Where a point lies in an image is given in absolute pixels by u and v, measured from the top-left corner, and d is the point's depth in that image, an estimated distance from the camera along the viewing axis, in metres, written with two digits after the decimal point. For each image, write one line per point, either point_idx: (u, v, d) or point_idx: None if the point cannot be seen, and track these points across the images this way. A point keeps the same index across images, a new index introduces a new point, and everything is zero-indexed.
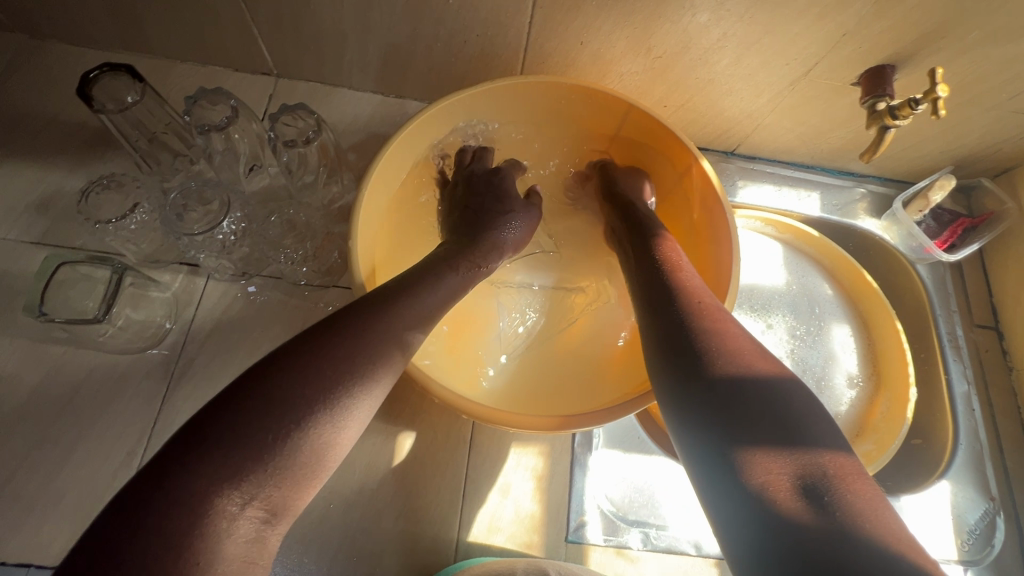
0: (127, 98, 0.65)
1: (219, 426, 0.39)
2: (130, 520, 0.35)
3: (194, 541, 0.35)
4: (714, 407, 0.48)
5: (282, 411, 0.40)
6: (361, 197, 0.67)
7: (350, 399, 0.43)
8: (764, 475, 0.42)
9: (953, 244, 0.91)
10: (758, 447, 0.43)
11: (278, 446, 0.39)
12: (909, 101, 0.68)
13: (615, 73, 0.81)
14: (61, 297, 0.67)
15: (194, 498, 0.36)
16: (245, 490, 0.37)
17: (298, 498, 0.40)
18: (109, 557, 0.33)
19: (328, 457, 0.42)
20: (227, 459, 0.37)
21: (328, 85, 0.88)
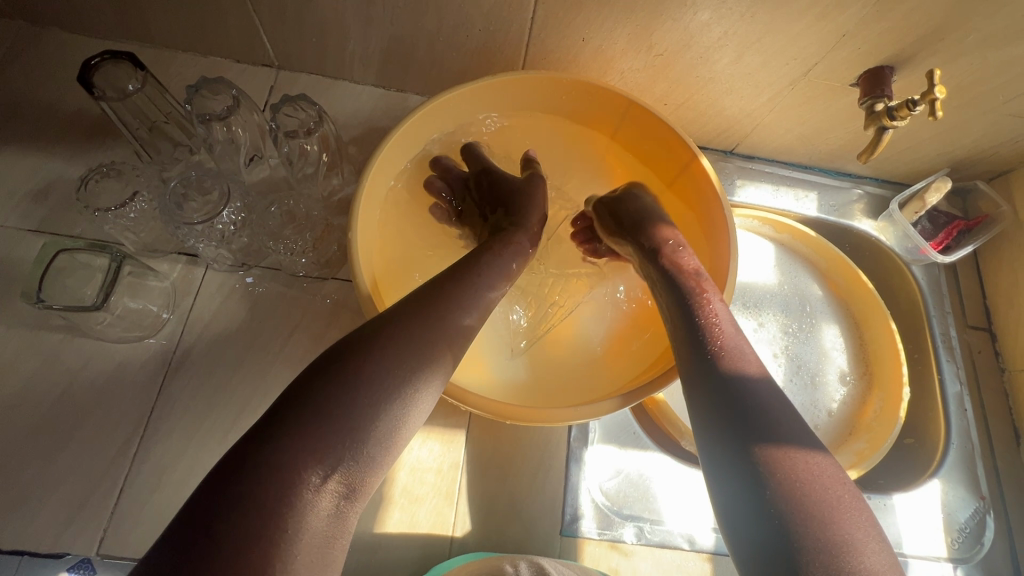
0: (127, 87, 0.65)
1: (294, 422, 0.39)
2: (225, 497, 0.35)
3: (277, 535, 0.35)
4: (713, 408, 0.49)
5: (352, 409, 0.41)
6: (361, 188, 0.67)
7: (417, 382, 0.45)
8: (771, 470, 0.43)
9: (948, 245, 0.91)
10: (767, 444, 0.45)
11: (358, 423, 0.41)
12: (907, 102, 0.69)
13: (616, 71, 0.82)
14: (59, 284, 0.67)
15: (284, 473, 0.37)
16: (321, 485, 0.38)
17: (374, 475, 0.42)
18: (210, 527, 0.34)
19: (401, 436, 0.44)
20: (311, 435, 0.39)
21: (329, 78, 0.88)
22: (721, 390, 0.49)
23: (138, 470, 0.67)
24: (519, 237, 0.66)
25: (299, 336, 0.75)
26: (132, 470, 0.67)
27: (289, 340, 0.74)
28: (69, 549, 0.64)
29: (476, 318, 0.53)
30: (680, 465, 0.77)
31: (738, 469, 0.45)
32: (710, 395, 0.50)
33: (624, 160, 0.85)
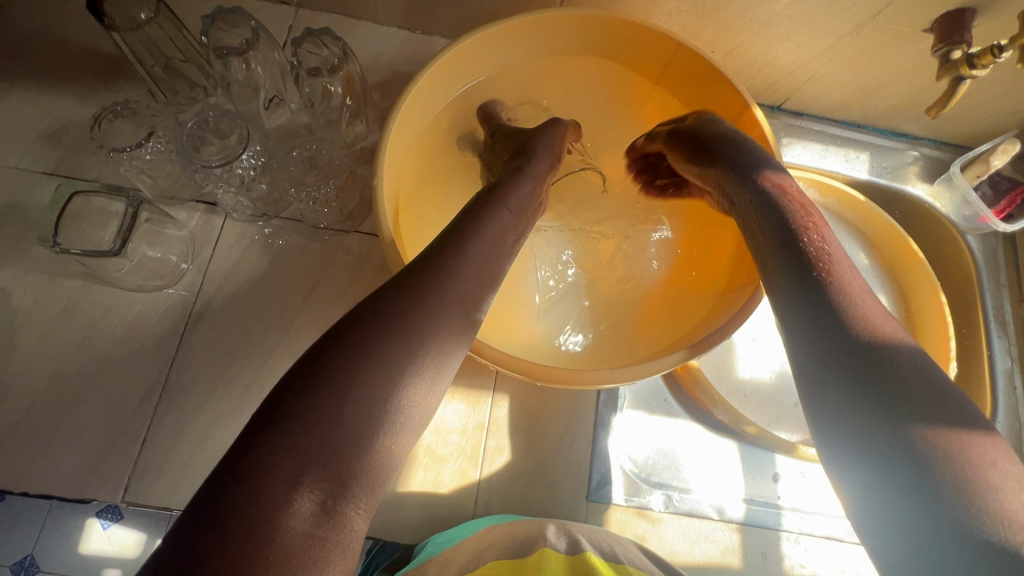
0: (139, 16, 0.61)
1: (289, 414, 0.36)
2: (206, 526, 0.31)
3: (275, 544, 0.32)
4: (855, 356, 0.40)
5: (351, 394, 0.37)
6: (388, 131, 0.63)
7: (408, 375, 0.40)
8: (943, 466, 0.34)
9: (1010, 214, 0.84)
10: (926, 432, 0.36)
11: (346, 427, 0.36)
12: (993, 48, 0.62)
13: (661, 12, 0.75)
14: (76, 229, 0.64)
15: (267, 493, 0.33)
16: (326, 480, 0.35)
17: (373, 485, 0.37)
18: (194, 559, 0.30)
19: (395, 438, 0.39)
20: (293, 447, 0.35)
21: (351, 17, 0.82)
22: (857, 358, 0.40)
23: (161, 419, 0.66)
24: (523, 186, 0.59)
25: (322, 290, 0.72)
26: (156, 419, 0.66)
27: (311, 294, 0.72)
28: (96, 495, 0.64)
29: (484, 282, 0.48)
30: (710, 434, 0.75)
31: (891, 462, 0.36)
32: (850, 362, 0.40)
33: (664, 112, 0.80)
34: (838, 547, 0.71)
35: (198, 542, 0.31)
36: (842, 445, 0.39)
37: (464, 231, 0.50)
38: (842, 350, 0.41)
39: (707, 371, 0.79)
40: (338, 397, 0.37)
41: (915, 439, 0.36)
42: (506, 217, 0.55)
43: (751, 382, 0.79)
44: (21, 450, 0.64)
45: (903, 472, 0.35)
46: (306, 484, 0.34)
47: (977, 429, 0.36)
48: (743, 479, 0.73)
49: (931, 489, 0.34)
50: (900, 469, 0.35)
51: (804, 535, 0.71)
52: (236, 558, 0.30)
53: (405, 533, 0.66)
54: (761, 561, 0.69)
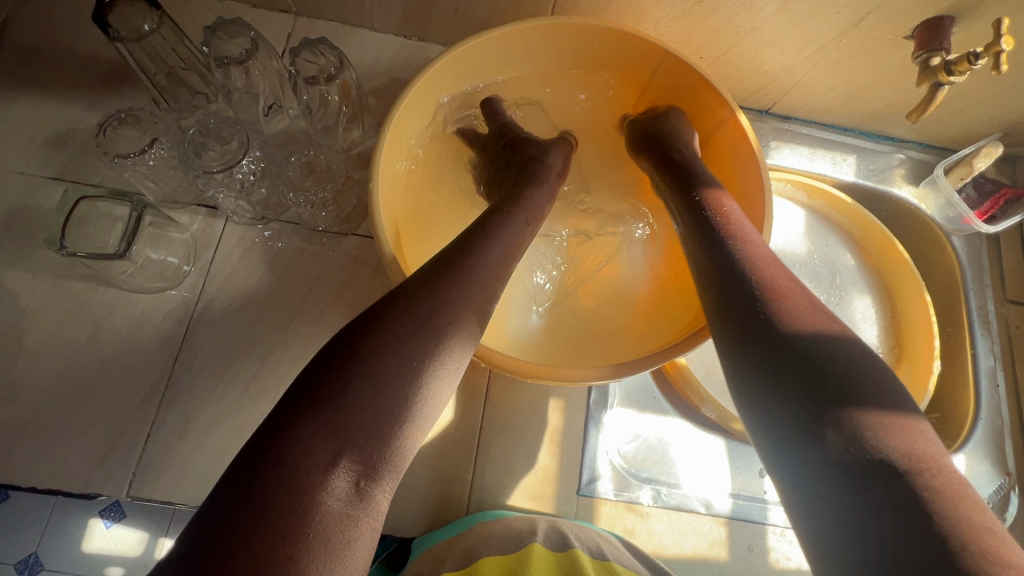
0: (142, 27, 0.63)
1: (326, 399, 0.39)
2: (250, 496, 0.34)
3: (315, 517, 0.35)
4: (798, 366, 0.41)
5: (382, 382, 0.40)
6: (383, 137, 0.64)
7: (432, 362, 0.43)
8: (871, 464, 0.35)
9: (994, 215, 0.87)
10: (847, 416, 0.38)
11: (377, 411, 0.39)
12: (969, 55, 0.64)
13: (649, 19, 0.78)
14: (81, 232, 0.66)
15: (307, 470, 0.36)
16: (358, 462, 0.38)
17: (396, 464, 0.40)
18: (240, 527, 0.33)
19: (417, 421, 0.42)
20: (329, 429, 0.38)
21: (348, 25, 0.85)
22: (788, 349, 0.43)
23: (164, 417, 0.68)
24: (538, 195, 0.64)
25: (320, 291, 0.74)
26: (159, 416, 0.68)
27: (309, 295, 0.74)
28: (100, 490, 0.66)
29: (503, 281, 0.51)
30: (698, 430, 0.77)
31: (813, 444, 0.38)
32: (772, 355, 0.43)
33: None
34: None
35: (243, 514, 0.34)
36: (769, 431, 0.42)
37: (486, 232, 0.54)
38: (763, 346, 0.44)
39: (696, 370, 0.81)
40: (370, 384, 0.40)
41: (836, 424, 0.38)
42: (523, 222, 0.58)
43: None
44: (29, 447, 0.66)
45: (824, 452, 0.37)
46: (340, 465, 0.37)
47: (898, 413, 0.38)
48: (730, 474, 0.75)
49: (847, 468, 0.36)
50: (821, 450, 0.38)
51: (790, 529, 0.72)
52: (278, 531, 0.34)
53: (400, 527, 0.68)
54: (748, 554, 0.71)
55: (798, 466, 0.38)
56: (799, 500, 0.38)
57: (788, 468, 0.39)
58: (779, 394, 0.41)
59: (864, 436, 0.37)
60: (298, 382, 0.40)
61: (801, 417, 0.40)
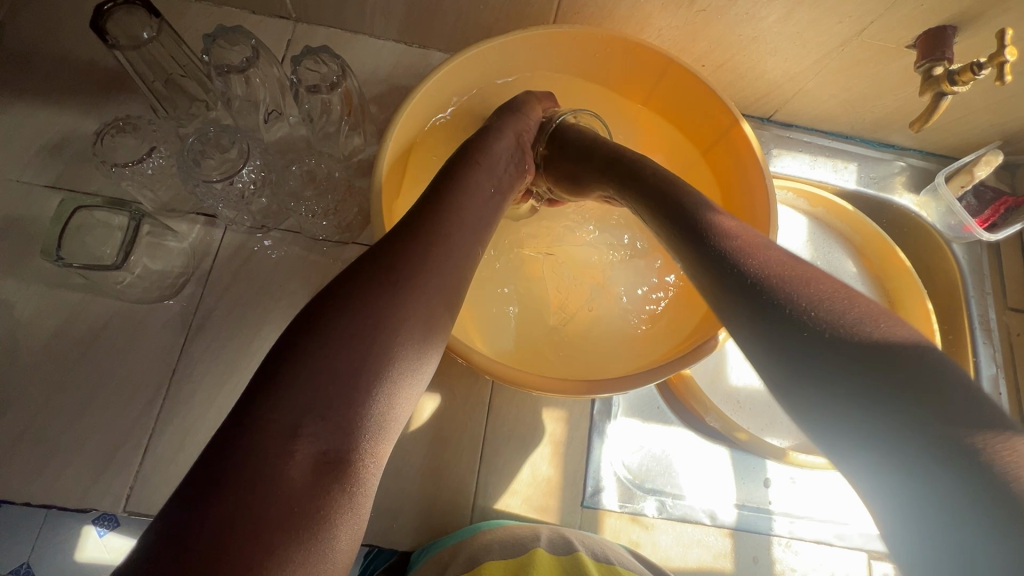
0: (141, 34, 0.62)
1: (285, 374, 0.39)
2: (216, 471, 0.35)
3: (278, 488, 0.35)
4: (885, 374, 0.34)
5: (341, 353, 0.40)
6: (385, 145, 0.64)
7: (392, 337, 0.43)
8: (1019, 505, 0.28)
9: (994, 223, 0.87)
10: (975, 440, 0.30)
11: (337, 384, 0.39)
12: (972, 66, 0.64)
13: (652, 27, 0.77)
14: (78, 242, 0.65)
15: (269, 443, 0.36)
16: (323, 433, 0.38)
17: (366, 438, 0.39)
18: (207, 501, 0.33)
19: (383, 395, 0.41)
20: (291, 404, 0.38)
21: (348, 32, 0.84)
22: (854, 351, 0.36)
23: (161, 429, 0.67)
24: (495, 144, 0.64)
25: None
26: (156, 429, 0.67)
27: (309, 304, 0.73)
28: (96, 505, 0.64)
29: (464, 250, 0.51)
30: (702, 440, 0.76)
31: (929, 466, 0.31)
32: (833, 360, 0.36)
33: (656, 127, 0.82)
34: (830, 551, 0.72)
35: (203, 491, 0.34)
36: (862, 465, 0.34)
37: (446, 199, 0.54)
38: (810, 344, 0.38)
39: (699, 379, 0.81)
40: (328, 354, 0.40)
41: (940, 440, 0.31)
42: (486, 195, 0.58)
43: (743, 389, 0.81)
44: (22, 461, 0.65)
45: (933, 475, 0.30)
46: (305, 437, 0.37)
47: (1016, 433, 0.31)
48: (734, 484, 0.74)
49: (969, 495, 0.29)
50: (936, 479, 0.30)
51: (794, 539, 0.72)
52: (238, 504, 0.33)
53: (403, 540, 0.67)
54: (754, 565, 0.70)
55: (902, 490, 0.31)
56: (898, 527, 0.31)
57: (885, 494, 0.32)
58: (857, 401, 0.34)
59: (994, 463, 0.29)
60: (264, 364, 0.40)
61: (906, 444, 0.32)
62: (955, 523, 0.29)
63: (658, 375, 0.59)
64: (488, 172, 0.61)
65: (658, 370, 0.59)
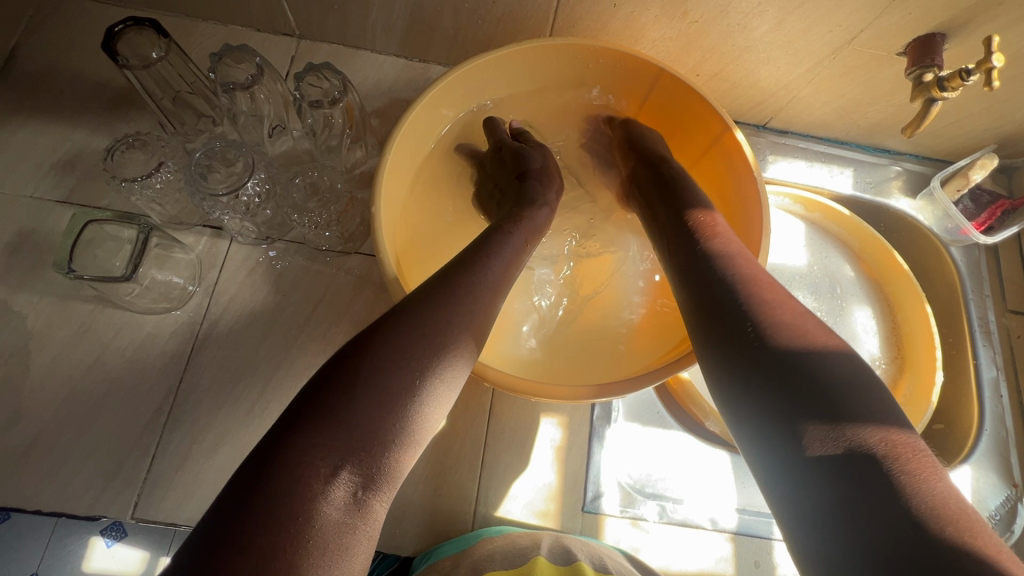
0: (151, 54, 0.64)
1: (329, 405, 0.40)
2: (253, 503, 0.35)
3: (318, 522, 0.36)
4: (784, 378, 0.42)
5: (383, 391, 0.41)
6: (385, 157, 0.65)
7: (430, 379, 0.44)
8: (860, 470, 0.35)
9: (991, 226, 0.87)
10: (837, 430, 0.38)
11: (377, 422, 0.40)
12: (960, 72, 0.65)
13: (646, 39, 0.79)
14: (89, 256, 0.67)
15: (309, 476, 0.37)
16: (360, 469, 0.39)
17: (395, 471, 0.41)
18: (245, 532, 0.34)
19: (416, 432, 0.43)
20: (332, 440, 0.38)
21: (350, 48, 0.86)
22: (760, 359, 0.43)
23: (169, 437, 0.69)
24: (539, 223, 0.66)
25: (322, 311, 0.75)
26: (164, 436, 0.69)
27: (313, 314, 0.75)
28: (105, 513, 0.66)
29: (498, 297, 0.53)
30: (702, 444, 0.77)
31: (790, 440, 0.39)
32: (779, 371, 0.42)
33: None
34: None
35: (239, 517, 0.35)
36: (765, 450, 0.41)
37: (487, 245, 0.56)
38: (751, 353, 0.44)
39: (699, 384, 0.82)
40: (371, 391, 0.41)
41: (833, 443, 0.37)
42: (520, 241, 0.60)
43: None
44: (32, 469, 0.66)
45: (812, 457, 0.37)
46: (345, 471, 0.38)
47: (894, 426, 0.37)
48: (735, 489, 0.75)
49: (833, 471, 0.36)
50: (816, 469, 0.37)
51: None
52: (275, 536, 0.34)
53: (405, 545, 0.68)
54: (755, 570, 0.70)
55: (789, 480, 0.38)
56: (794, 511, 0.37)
57: (785, 480, 0.38)
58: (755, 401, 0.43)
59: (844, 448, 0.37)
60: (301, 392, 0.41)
61: (782, 411, 0.41)
62: (825, 485, 0.36)
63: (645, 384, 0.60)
64: (514, 217, 0.64)
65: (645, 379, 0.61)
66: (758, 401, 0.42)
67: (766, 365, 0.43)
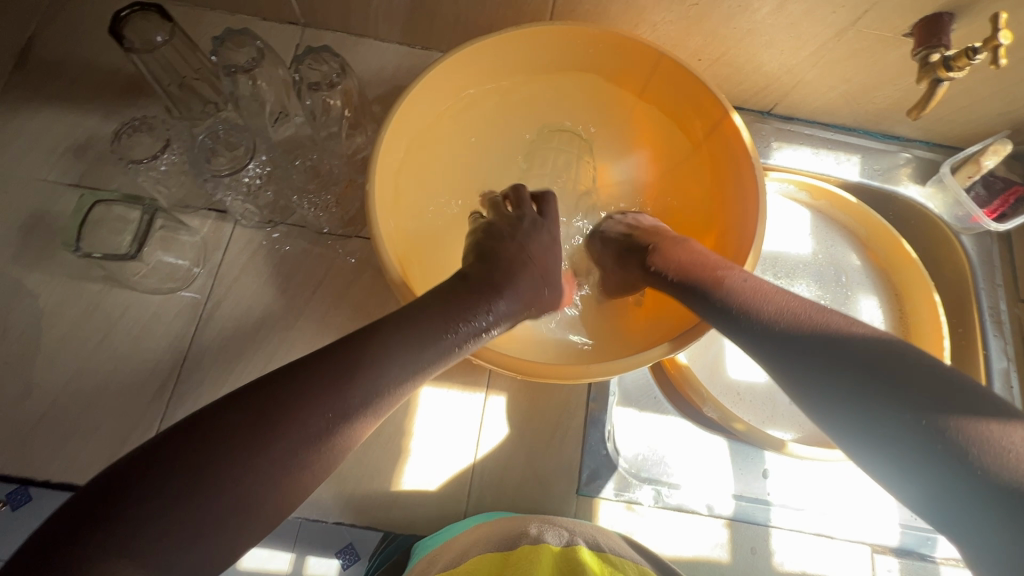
0: (155, 38, 0.66)
1: (216, 430, 0.38)
2: (133, 475, 0.35)
3: (186, 510, 0.35)
4: (868, 373, 0.43)
5: (299, 402, 0.40)
6: (380, 139, 0.66)
7: (360, 398, 0.42)
8: (974, 454, 0.37)
9: (1004, 213, 0.84)
10: (941, 415, 0.39)
11: (279, 426, 0.39)
12: (967, 50, 0.63)
13: (647, 23, 0.79)
14: (97, 236, 0.69)
15: (198, 463, 0.36)
16: (239, 496, 0.37)
17: (285, 487, 0.39)
18: (122, 502, 0.35)
19: (320, 452, 0.40)
20: (234, 433, 0.38)
21: (354, 35, 0.87)
22: (837, 357, 0.45)
23: (172, 414, 0.70)
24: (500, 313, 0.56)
25: (323, 293, 0.76)
26: (168, 412, 0.71)
27: (314, 296, 0.76)
28: None
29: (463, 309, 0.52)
30: (699, 431, 0.76)
31: (894, 435, 0.41)
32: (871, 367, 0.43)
33: (647, 121, 0.84)
34: (830, 546, 0.71)
35: (102, 522, 0.34)
36: (870, 446, 0.43)
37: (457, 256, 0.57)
38: (826, 351, 0.46)
39: (698, 371, 0.81)
40: (272, 421, 0.39)
41: (931, 429, 0.39)
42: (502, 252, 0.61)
43: (742, 382, 0.81)
44: (42, 442, 0.69)
45: (922, 446, 0.39)
46: (226, 494, 0.37)
47: (981, 401, 0.39)
48: (732, 476, 0.74)
49: (941, 456, 0.38)
50: (930, 458, 0.39)
51: (793, 531, 0.71)
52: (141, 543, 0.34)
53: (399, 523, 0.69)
54: (750, 556, 0.70)
55: (900, 469, 0.41)
56: (921, 497, 0.40)
57: (899, 476, 0.41)
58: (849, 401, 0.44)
59: (950, 432, 0.39)
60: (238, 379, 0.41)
61: (880, 407, 0.42)
62: (941, 471, 0.38)
63: (636, 364, 0.60)
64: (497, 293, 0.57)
65: (635, 361, 0.60)
66: (848, 404, 0.44)
67: (849, 365, 0.45)
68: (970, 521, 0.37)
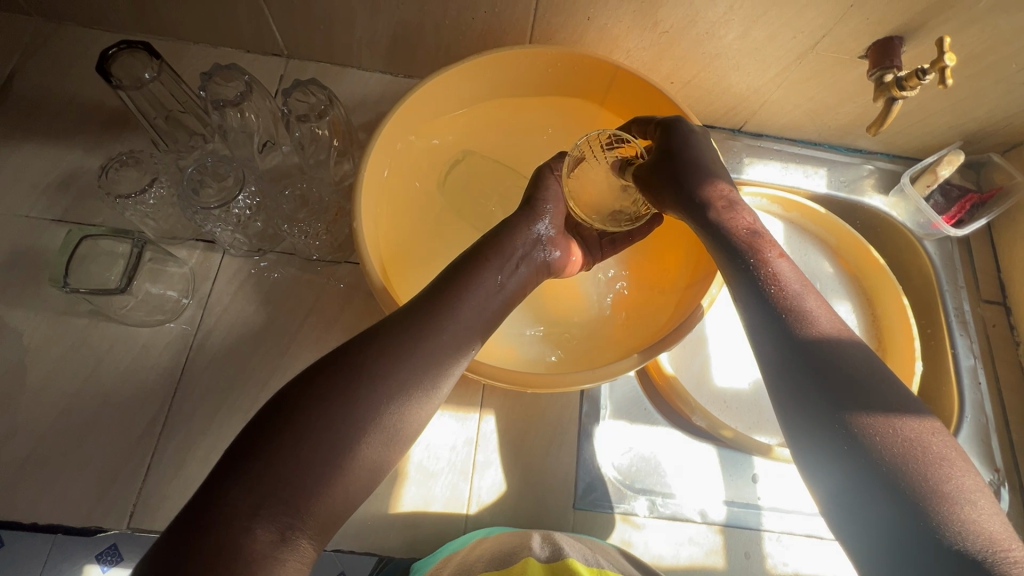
0: (143, 75, 0.67)
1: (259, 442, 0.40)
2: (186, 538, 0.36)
3: (240, 564, 0.35)
4: (824, 377, 0.46)
5: (324, 423, 0.41)
6: (363, 163, 0.68)
7: (374, 408, 0.43)
8: (896, 472, 0.41)
9: (961, 219, 0.90)
10: (867, 420, 0.43)
11: (304, 461, 0.39)
12: (917, 71, 0.68)
13: (621, 49, 0.82)
14: (84, 270, 0.69)
15: (230, 520, 0.36)
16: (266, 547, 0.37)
17: (331, 510, 0.40)
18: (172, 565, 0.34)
19: (351, 464, 0.41)
20: (261, 480, 0.38)
21: (337, 65, 0.89)
22: (802, 358, 0.47)
23: (162, 450, 0.69)
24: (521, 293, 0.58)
25: (314, 318, 0.77)
26: (158, 449, 0.70)
27: (306, 321, 0.76)
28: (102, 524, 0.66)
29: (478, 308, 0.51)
30: (690, 439, 0.78)
31: (832, 441, 0.44)
32: (805, 370, 0.47)
33: None
34: (820, 545, 0.73)
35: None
36: (809, 449, 0.46)
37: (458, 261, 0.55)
38: (795, 349, 0.48)
39: (685, 381, 0.84)
40: (291, 446, 0.39)
41: (864, 439, 0.43)
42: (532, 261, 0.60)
43: (727, 389, 0.84)
44: (28, 483, 0.67)
45: (854, 456, 0.43)
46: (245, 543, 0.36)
47: (913, 418, 0.43)
48: (724, 483, 0.76)
49: (869, 467, 0.42)
50: (856, 464, 0.42)
51: (784, 533, 0.73)
52: (241, 527, 0.36)
53: (396, 546, 0.69)
54: (745, 561, 0.71)
55: (833, 477, 0.44)
56: (843, 502, 0.43)
57: (828, 481, 0.44)
58: (804, 402, 0.46)
59: (878, 443, 0.42)
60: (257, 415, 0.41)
61: (826, 414, 0.45)
62: (866, 482, 0.41)
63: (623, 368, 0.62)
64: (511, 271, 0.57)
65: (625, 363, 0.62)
66: (791, 409, 0.48)
67: (810, 364, 0.47)
68: (878, 531, 0.40)
